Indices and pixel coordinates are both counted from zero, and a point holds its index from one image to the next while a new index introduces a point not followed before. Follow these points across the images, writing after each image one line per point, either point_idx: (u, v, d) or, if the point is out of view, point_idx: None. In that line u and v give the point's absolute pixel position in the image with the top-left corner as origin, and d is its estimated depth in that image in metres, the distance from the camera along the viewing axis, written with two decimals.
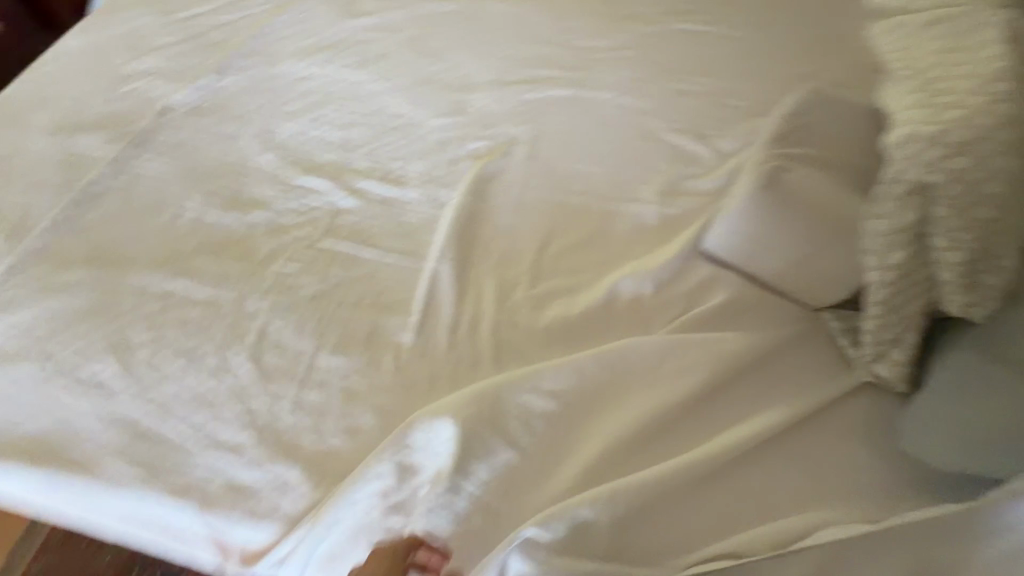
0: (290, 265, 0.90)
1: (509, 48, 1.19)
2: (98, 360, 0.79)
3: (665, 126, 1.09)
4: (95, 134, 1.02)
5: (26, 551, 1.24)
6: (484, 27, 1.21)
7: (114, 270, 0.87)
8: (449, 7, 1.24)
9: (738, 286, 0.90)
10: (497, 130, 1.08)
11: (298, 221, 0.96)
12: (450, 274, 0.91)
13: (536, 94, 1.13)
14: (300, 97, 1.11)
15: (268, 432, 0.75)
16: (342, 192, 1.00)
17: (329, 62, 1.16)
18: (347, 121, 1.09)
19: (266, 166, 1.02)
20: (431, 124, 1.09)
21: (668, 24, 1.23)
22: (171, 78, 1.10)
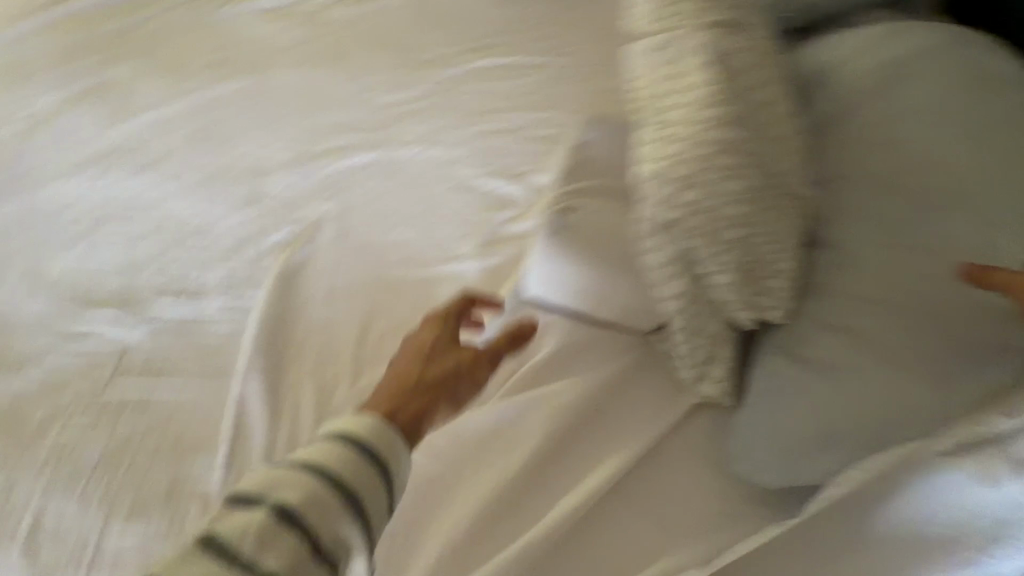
0: (71, 427, 0.80)
1: (305, 119, 1.10)
2: None
3: (479, 170, 1.05)
4: None
5: None
6: (275, 101, 1.12)
7: None
8: (234, 85, 1.13)
9: (565, 331, 0.89)
10: (301, 214, 1.00)
11: (77, 371, 0.84)
12: (259, 393, 0.82)
13: (336, 167, 1.06)
14: (71, 221, 0.98)
15: None
16: (130, 323, 0.89)
17: (104, 173, 1.04)
18: (130, 238, 0.96)
19: (36, 313, 0.90)
20: (226, 221, 0.98)
21: (469, 61, 1.18)
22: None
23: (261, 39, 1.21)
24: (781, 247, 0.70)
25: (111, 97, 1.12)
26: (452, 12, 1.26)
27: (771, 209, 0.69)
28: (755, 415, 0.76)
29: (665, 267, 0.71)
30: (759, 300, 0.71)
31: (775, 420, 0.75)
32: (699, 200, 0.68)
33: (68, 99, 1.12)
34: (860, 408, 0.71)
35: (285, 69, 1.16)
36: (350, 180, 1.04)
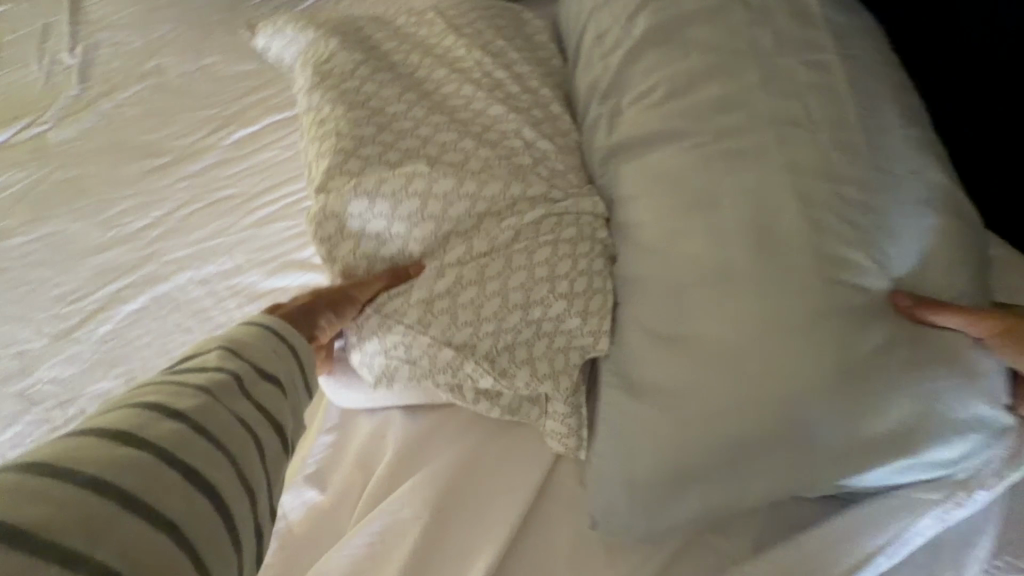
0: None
1: (57, 281, 0.95)
2: None
3: (263, 269, 0.91)
4: None
5: None
6: (20, 273, 0.96)
7: None
8: None
9: (401, 424, 0.81)
10: (83, 398, 0.87)
11: None
12: None
13: (108, 324, 0.91)
14: None
15: None
16: None
17: None
18: None
19: None
20: (1, 442, 0.84)
21: (218, 142, 1.03)
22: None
23: None
24: (545, 296, 0.73)
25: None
26: (190, 91, 1.09)
27: (511, 278, 0.73)
28: (606, 465, 0.69)
29: (435, 377, 0.74)
30: (555, 355, 0.73)
31: (631, 463, 0.67)
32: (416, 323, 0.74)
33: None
34: (695, 430, 0.64)
35: (21, 231, 0.99)
36: (126, 336, 0.90)
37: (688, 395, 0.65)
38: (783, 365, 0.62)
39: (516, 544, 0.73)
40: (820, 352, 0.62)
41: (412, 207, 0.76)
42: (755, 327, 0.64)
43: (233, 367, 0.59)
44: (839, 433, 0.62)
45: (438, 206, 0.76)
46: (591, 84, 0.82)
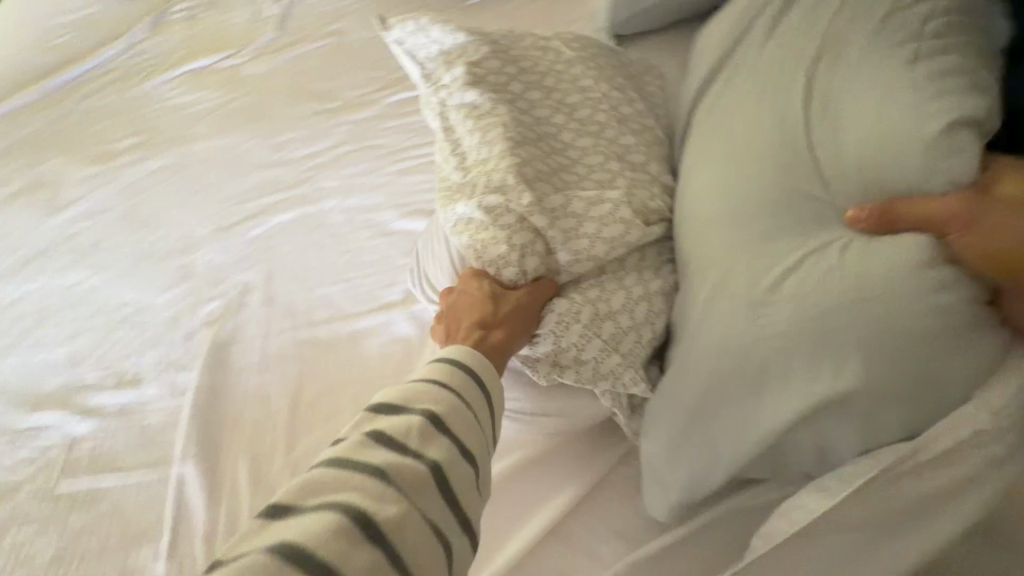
0: (25, 529, 0.83)
1: (227, 185, 1.11)
2: None
3: (398, 211, 1.04)
4: None
5: None
6: (200, 171, 1.14)
7: None
8: (159, 162, 1.16)
9: None
10: (229, 283, 1.01)
11: (33, 470, 0.88)
12: (198, 473, 0.84)
13: (261, 228, 1.06)
14: (15, 325, 1.01)
15: None
16: (76, 417, 0.91)
17: (42, 271, 1.06)
18: (73, 332, 0.99)
19: None
20: (158, 303, 1.00)
21: (382, 99, 1.18)
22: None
23: (183, 112, 1.23)
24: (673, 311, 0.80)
25: (46, 190, 1.15)
26: (364, 54, 1.26)
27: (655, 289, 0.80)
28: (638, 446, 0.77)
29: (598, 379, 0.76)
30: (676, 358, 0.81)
31: (646, 445, 0.75)
32: (591, 327, 0.76)
33: (6, 200, 1.14)
34: (672, 399, 0.72)
35: (207, 138, 1.18)
36: (273, 241, 1.04)
37: (675, 375, 0.73)
38: (723, 323, 0.69)
39: (572, 513, 0.79)
40: (769, 310, 0.67)
41: (597, 225, 0.80)
42: (705, 301, 0.72)
43: (436, 456, 0.57)
44: (797, 375, 0.64)
45: (621, 224, 0.80)
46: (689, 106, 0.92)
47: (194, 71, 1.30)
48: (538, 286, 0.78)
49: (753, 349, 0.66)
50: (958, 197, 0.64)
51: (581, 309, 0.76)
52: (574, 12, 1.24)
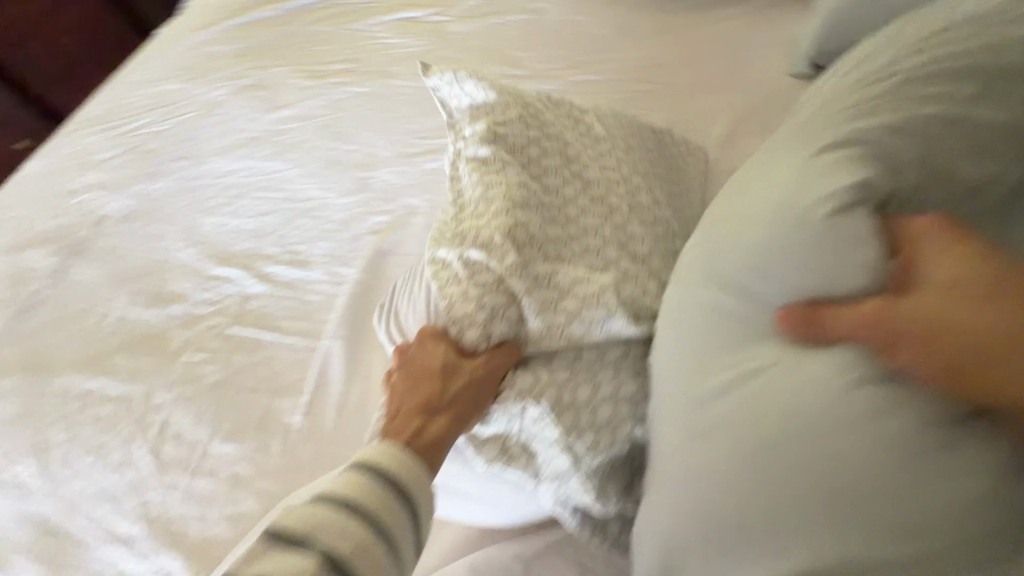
0: (197, 355, 0.97)
1: (413, 121, 1.24)
2: (22, 460, 0.88)
3: None
4: (41, 248, 1.12)
5: None
6: (392, 104, 1.28)
7: (42, 372, 0.97)
8: (360, 89, 1.32)
9: None
10: (398, 202, 1.13)
11: (211, 311, 1.03)
12: (342, 351, 0.95)
13: (434, 163, 1.17)
14: (220, 192, 1.18)
15: (158, 520, 0.81)
16: (251, 279, 1.06)
17: (250, 155, 1.23)
18: (263, 210, 1.15)
19: (186, 261, 1.10)
20: (336, 204, 1.14)
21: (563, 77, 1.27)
22: (104, 192, 1.20)
23: (386, 53, 1.38)
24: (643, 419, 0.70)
25: (263, 92, 1.34)
26: (555, 34, 1.35)
27: (627, 393, 0.71)
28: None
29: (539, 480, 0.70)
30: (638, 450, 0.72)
31: None
32: (549, 414, 0.68)
33: (231, 94, 1.34)
34: (645, 541, 0.60)
35: (404, 78, 1.33)
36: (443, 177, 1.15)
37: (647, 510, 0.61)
38: (685, 465, 0.58)
39: None
40: (744, 466, 0.54)
41: (584, 305, 0.71)
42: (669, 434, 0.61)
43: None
44: (777, 512, 0.51)
45: (603, 309, 0.71)
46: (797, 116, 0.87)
47: (403, 20, 1.46)
48: (500, 355, 0.71)
49: (722, 502, 0.54)
50: (877, 302, 0.53)
51: (544, 390, 0.69)
52: (769, 35, 1.26)
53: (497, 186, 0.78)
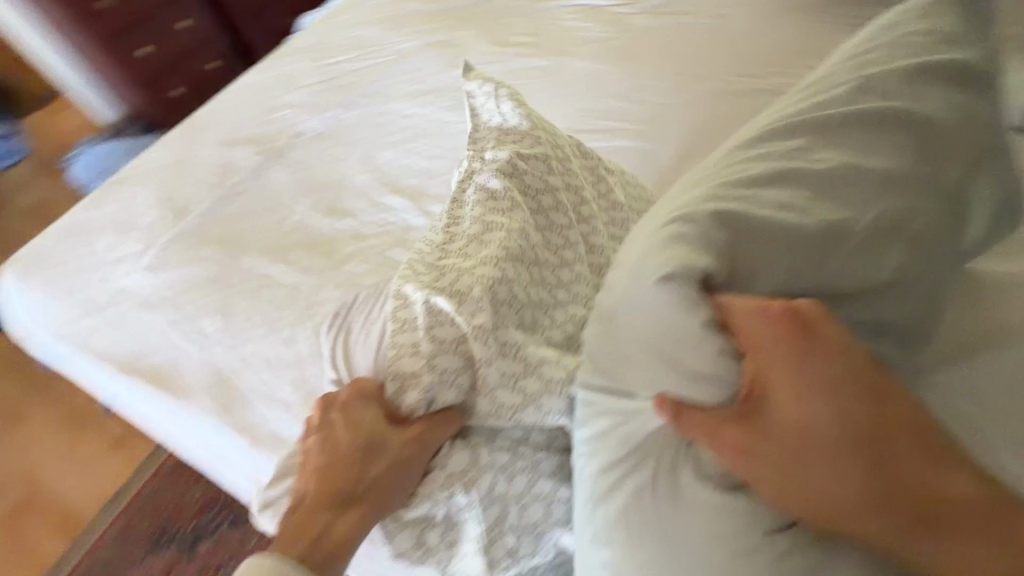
0: (362, 265, 1.08)
1: (584, 101, 1.30)
2: (210, 317, 1.03)
3: None
4: (247, 148, 1.29)
5: (151, 466, 1.82)
6: (566, 82, 1.34)
7: (235, 249, 1.12)
8: (538, 63, 1.39)
9: None
10: None
11: (377, 231, 1.14)
12: None
13: (598, 143, 1.22)
14: (400, 132, 1.30)
15: (312, 395, 0.91)
16: (416, 212, 1.16)
17: (430, 103, 1.34)
18: (434, 154, 1.25)
19: (362, 185, 1.22)
20: None
21: (739, 85, 1.27)
22: (301, 112, 1.36)
23: (567, 33, 1.45)
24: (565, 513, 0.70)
25: (449, 50, 1.44)
26: (739, 42, 1.35)
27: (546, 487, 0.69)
28: None
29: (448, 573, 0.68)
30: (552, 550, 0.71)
31: None
32: (479, 504, 0.65)
33: (421, 47, 1.46)
34: None
35: (580, 60, 1.38)
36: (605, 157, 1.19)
37: None
38: None
39: None
40: None
41: (538, 396, 0.67)
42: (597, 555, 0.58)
43: None
44: None
45: (562, 402, 0.68)
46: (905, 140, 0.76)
47: (589, 6, 1.51)
48: (440, 424, 0.67)
49: None
50: (737, 432, 0.51)
51: (478, 477, 0.66)
52: None
53: (499, 227, 0.72)
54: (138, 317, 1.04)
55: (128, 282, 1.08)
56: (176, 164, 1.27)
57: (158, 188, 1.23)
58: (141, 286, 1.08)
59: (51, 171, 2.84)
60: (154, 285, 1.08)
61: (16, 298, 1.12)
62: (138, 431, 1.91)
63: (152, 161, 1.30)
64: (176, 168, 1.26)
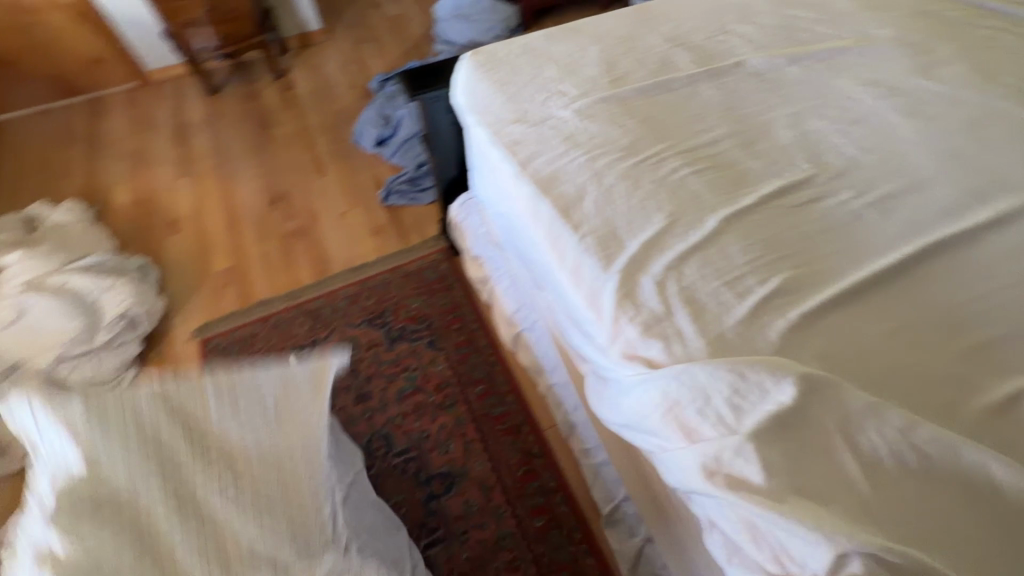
0: (752, 227, 0.83)
1: None
2: (606, 201, 0.86)
3: None
4: (689, 54, 1.11)
5: (388, 264, 1.92)
6: None
7: (646, 141, 0.94)
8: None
9: (799, 330, 0.71)
10: (1001, 230, 0.86)
11: (785, 188, 0.88)
12: (881, 316, 0.74)
13: None
14: (831, 108, 1.03)
15: (664, 331, 0.72)
16: (835, 197, 0.88)
17: (878, 96, 1.05)
18: (867, 147, 0.97)
19: (784, 138, 0.97)
20: (941, 191, 0.90)
21: None
22: (743, 44, 1.13)
23: None
24: None
25: (918, 56, 1.13)
26: None
27: None
28: None
29: None
30: None
31: None
32: None
33: (888, 39, 1.16)
34: None
35: None
36: None
37: None
38: None
39: (747, 447, 0.61)
40: None
41: None
42: None
43: None
44: None
45: None
46: (936, 221, 0.86)
47: None
48: None
49: None
50: None
51: None
52: None
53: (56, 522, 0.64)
54: (543, 165, 0.91)
55: (550, 111, 0.98)
56: (625, 39, 1.13)
57: (601, 51, 1.09)
58: (565, 123, 0.96)
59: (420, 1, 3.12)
60: (576, 130, 0.95)
61: (461, 80, 1.07)
62: (397, 232, 2.02)
63: (595, 23, 1.17)
64: (619, 43, 1.11)
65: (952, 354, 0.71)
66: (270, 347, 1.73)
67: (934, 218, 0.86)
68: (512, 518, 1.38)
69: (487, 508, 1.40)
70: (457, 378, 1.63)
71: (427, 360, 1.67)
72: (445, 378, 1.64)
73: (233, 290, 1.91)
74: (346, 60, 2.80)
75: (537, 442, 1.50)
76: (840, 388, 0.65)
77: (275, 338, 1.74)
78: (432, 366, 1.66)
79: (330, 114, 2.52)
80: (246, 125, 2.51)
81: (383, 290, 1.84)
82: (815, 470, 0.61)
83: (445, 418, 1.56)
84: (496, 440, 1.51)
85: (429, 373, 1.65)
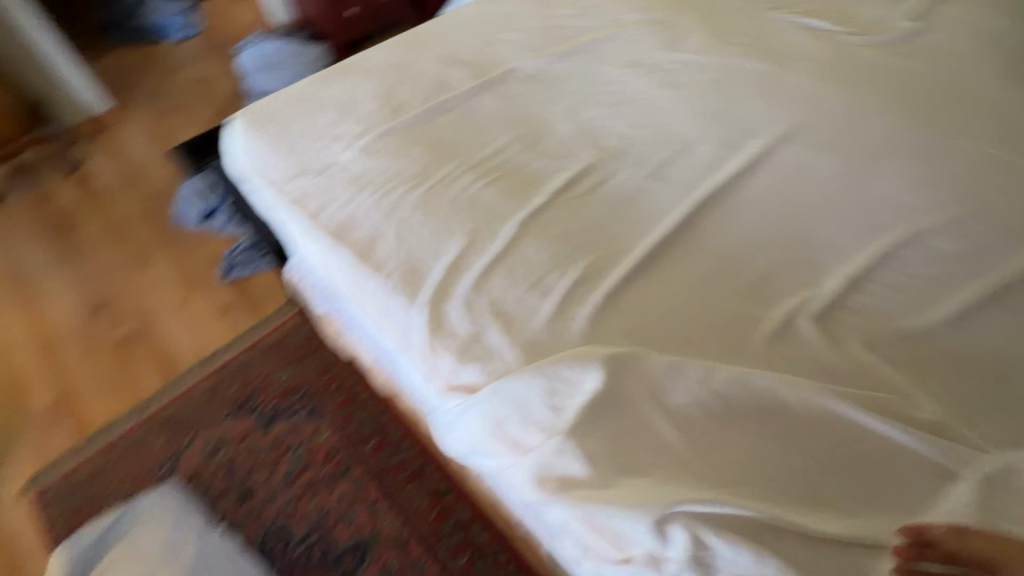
0: (547, 224, 0.86)
1: (800, 111, 1.07)
2: (404, 235, 0.84)
3: (916, 221, 0.89)
4: (464, 70, 1.13)
5: (245, 342, 1.77)
6: (790, 88, 1.12)
7: (434, 164, 0.94)
8: (759, 64, 1.17)
9: (601, 312, 0.75)
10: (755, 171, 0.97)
11: (571, 180, 0.93)
12: (671, 277, 0.80)
13: (796, 152, 1.00)
14: (601, 94, 1.11)
15: (478, 351, 0.72)
16: (617, 177, 0.95)
17: (639, 75, 1.15)
18: (637, 124, 1.05)
19: (564, 131, 1.03)
20: (702, 149, 1.00)
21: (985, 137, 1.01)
22: (514, 51, 1.19)
23: (794, 42, 1.22)
24: None
25: (666, 32, 1.25)
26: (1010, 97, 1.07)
27: None
28: None
29: None
30: None
31: None
32: None
33: (638, 21, 1.28)
34: None
35: (809, 68, 1.15)
36: (809, 173, 0.97)
37: None
38: None
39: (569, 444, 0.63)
40: None
41: None
42: None
43: None
44: None
45: None
46: (703, 177, 0.95)
47: (834, 16, 1.29)
48: None
49: None
50: None
51: None
52: None
53: None
54: (334, 213, 0.88)
55: (333, 156, 0.95)
56: (400, 67, 1.13)
57: (377, 84, 1.08)
58: (350, 164, 0.94)
59: (222, 57, 2.94)
60: (361, 170, 0.93)
61: (236, 143, 1.01)
62: (249, 305, 1.87)
63: (368, 57, 1.16)
64: (394, 73, 1.11)
65: (733, 293, 0.79)
66: (126, 474, 1.52)
67: (700, 175, 0.96)
68: (435, 565, 1.33)
69: (407, 565, 1.33)
70: (347, 440, 1.54)
71: (311, 431, 1.56)
72: (333, 444, 1.54)
73: (67, 423, 1.65)
74: (151, 135, 2.56)
75: (444, 478, 1.45)
76: (642, 358, 0.68)
77: (130, 462, 1.53)
78: (317, 435, 1.55)
79: (146, 198, 2.28)
80: (46, 232, 2.20)
81: (245, 372, 1.69)
82: (632, 442, 0.64)
83: (342, 487, 1.46)
84: (401, 491, 1.44)
85: (315, 444, 1.54)
